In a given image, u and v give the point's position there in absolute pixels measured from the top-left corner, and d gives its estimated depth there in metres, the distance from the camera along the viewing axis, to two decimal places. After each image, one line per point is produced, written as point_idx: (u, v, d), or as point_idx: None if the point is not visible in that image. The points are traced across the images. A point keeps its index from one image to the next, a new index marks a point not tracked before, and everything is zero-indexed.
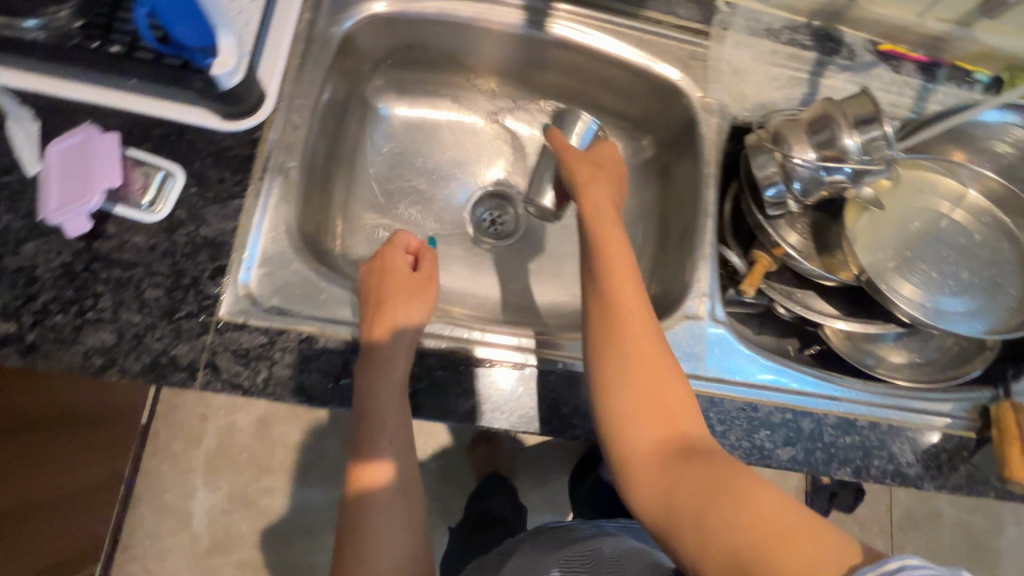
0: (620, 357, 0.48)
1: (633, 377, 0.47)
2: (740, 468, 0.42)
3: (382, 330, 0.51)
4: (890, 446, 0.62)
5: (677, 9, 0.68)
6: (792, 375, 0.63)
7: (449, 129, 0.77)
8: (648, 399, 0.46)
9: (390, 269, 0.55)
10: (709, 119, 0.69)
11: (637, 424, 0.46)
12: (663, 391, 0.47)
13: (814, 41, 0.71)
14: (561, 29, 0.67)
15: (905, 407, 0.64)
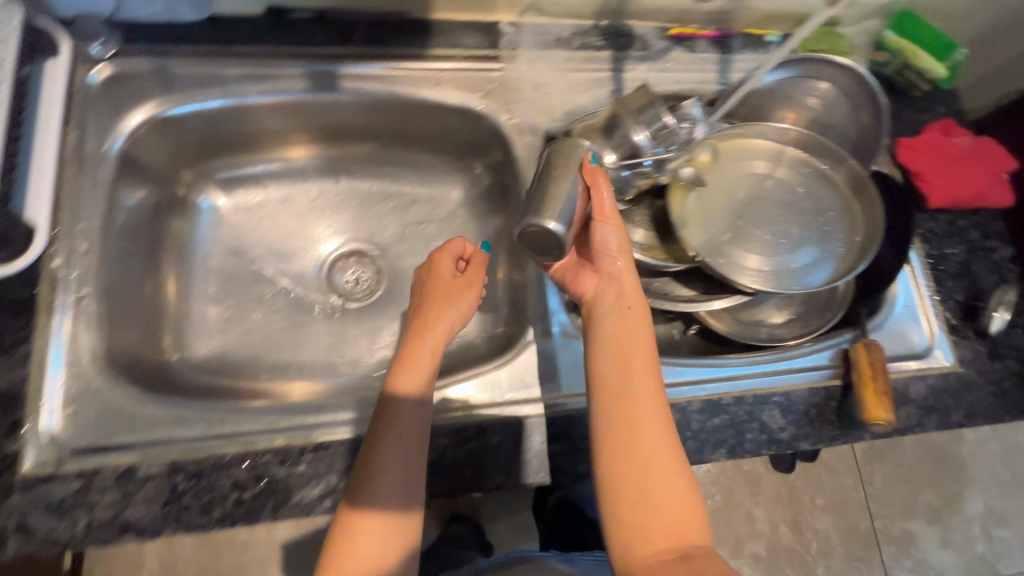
0: (628, 447, 0.47)
1: (639, 469, 0.47)
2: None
3: (414, 363, 0.55)
4: (761, 416, 0.62)
5: (462, 41, 0.69)
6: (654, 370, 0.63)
7: (277, 203, 0.77)
8: (657, 495, 0.46)
9: (439, 284, 0.59)
10: (521, 139, 0.70)
11: (640, 516, 0.45)
12: (670, 490, 0.46)
13: (607, 40, 0.72)
14: (352, 86, 0.67)
15: (770, 373, 0.64)
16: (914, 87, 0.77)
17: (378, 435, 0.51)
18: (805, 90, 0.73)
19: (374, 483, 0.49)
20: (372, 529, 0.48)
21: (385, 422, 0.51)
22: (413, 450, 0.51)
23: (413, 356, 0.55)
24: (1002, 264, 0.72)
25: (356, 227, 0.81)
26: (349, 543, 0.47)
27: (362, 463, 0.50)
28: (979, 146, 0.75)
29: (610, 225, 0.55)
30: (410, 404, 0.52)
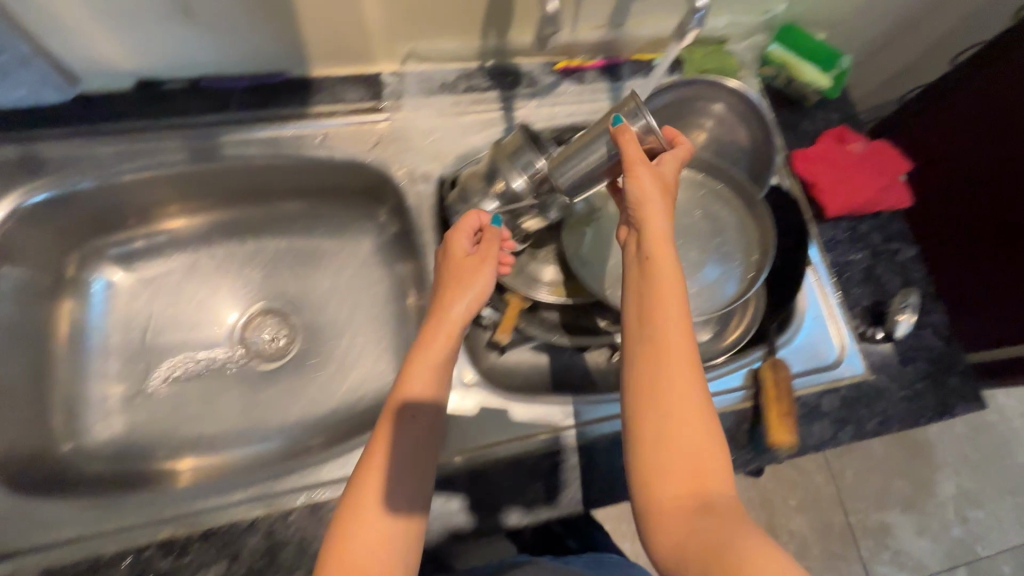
0: (648, 399, 0.43)
1: (659, 421, 0.42)
2: (764, 548, 0.36)
3: (431, 350, 0.52)
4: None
5: (343, 96, 0.69)
6: (560, 410, 0.64)
7: (178, 272, 0.76)
8: (679, 449, 0.41)
9: (457, 261, 0.55)
10: (414, 188, 0.69)
11: (660, 471, 0.41)
12: (693, 445, 0.41)
13: (493, 80, 0.72)
14: (231, 148, 0.66)
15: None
16: (806, 98, 0.78)
17: (396, 424, 0.49)
18: (700, 112, 0.74)
19: (387, 468, 0.47)
20: (374, 523, 0.44)
21: (395, 409, 0.50)
22: (420, 436, 0.50)
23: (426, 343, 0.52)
24: (905, 265, 0.73)
25: (266, 286, 0.79)
26: (356, 516, 0.44)
27: (372, 452, 0.48)
28: (873, 150, 0.76)
29: (644, 172, 0.51)
30: (418, 394, 0.50)
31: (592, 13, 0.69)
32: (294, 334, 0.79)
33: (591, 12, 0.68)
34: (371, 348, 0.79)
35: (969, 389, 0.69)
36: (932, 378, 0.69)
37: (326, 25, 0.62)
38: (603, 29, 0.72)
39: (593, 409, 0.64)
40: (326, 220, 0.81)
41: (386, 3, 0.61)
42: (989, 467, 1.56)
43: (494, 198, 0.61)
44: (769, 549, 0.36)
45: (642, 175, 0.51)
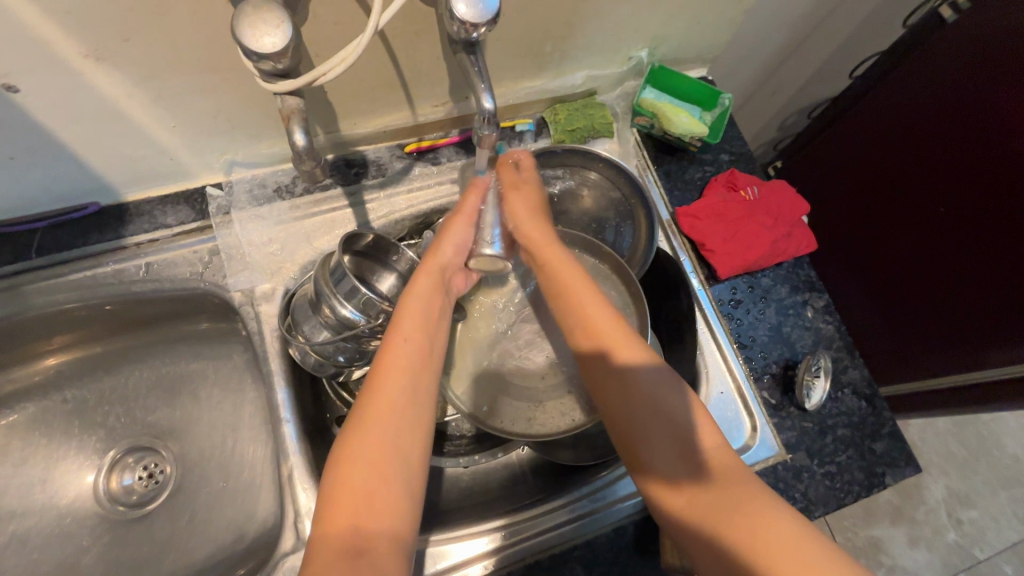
0: (610, 380, 0.48)
1: (627, 398, 0.47)
2: (763, 505, 0.40)
3: (423, 295, 0.51)
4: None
5: (164, 220, 0.62)
6: (488, 531, 0.58)
7: (21, 426, 0.69)
8: (659, 422, 0.46)
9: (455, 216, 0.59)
10: (255, 309, 0.62)
11: (655, 448, 0.45)
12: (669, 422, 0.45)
13: (334, 175, 0.65)
14: (42, 300, 0.60)
15: (608, 504, 0.60)
16: (690, 145, 0.71)
17: (389, 357, 0.46)
18: (574, 180, 0.68)
19: (381, 407, 0.43)
20: (372, 443, 0.41)
21: (395, 346, 0.47)
22: (415, 367, 0.46)
23: (413, 301, 0.50)
24: (814, 319, 0.67)
25: (126, 423, 0.72)
26: (338, 489, 0.40)
27: (368, 393, 0.44)
28: (765, 194, 0.69)
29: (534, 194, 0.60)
30: (403, 341, 0.47)
31: (428, 93, 0.62)
32: (161, 472, 0.71)
33: (426, 93, 0.62)
34: (244, 484, 0.70)
35: (898, 453, 0.62)
36: (856, 447, 0.62)
37: (116, 156, 0.55)
38: (446, 106, 0.65)
39: (528, 520, 0.59)
40: (187, 342, 0.73)
41: (178, 124, 0.54)
42: (976, 462, 1.49)
43: (326, 324, 0.55)
44: (768, 508, 0.40)
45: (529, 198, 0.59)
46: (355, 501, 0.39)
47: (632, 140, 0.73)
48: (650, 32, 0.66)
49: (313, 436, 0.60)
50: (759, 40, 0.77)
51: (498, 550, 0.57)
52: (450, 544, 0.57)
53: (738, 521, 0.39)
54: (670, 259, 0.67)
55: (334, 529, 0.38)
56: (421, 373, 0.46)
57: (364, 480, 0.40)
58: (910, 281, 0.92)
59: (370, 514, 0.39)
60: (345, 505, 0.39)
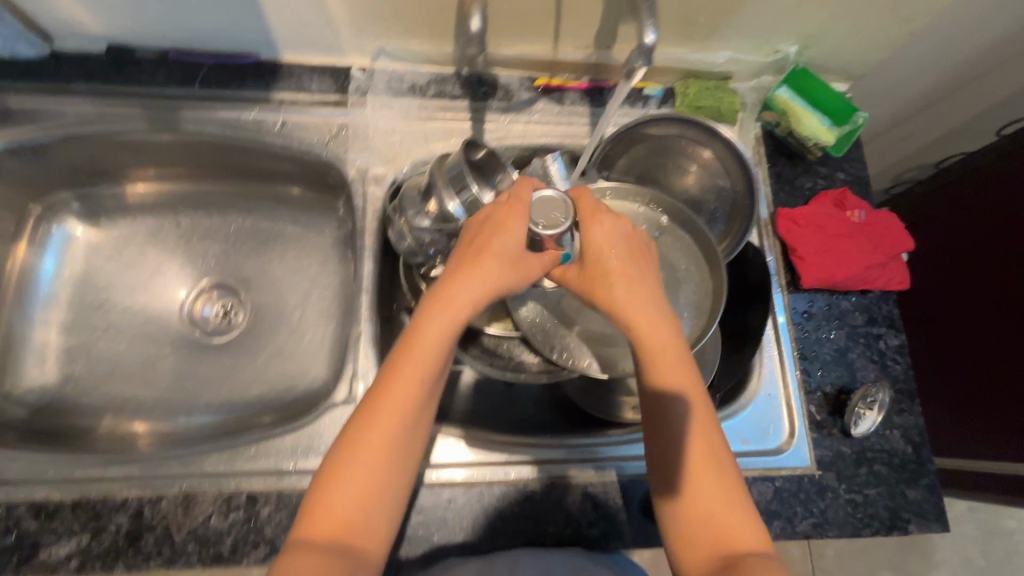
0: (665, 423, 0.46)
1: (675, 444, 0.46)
2: None
3: (452, 312, 0.45)
4: (566, 507, 0.59)
5: (308, 86, 0.68)
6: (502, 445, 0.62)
7: (138, 235, 0.78)
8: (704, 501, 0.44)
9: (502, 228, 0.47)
10: (365, 188, 0.67)
11: (691, 524, 0.44)
12: (712, 490, 0.44)
13: (465, 89, 0.69)
14: (193, 126, 0.67)
15: (619, 457, 0.62)
16: (810, 152, 0.71)
17: (393, 400, 0.43)
18: (689, 154, 0.69)
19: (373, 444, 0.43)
20: (360, 476, 0.42)
21: (402, 381, 0.44)
22: (416, 411, 0.44)
23: (436, 335, 0.45)
24: (884, 354, 0.66)
25: (223, 261, 0.80)
26: (338, 469, 0.42)
27: (366, 430, 0.43)
28: (872, 220, 0.68)
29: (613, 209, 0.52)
30: (417, 377, 0.44)
31: (574, 33, 0.65)
32: (241, 310, 0.79)
33: (573, 32, 0.64)
34: (307, 342, 0.77)
35: (931, 506, 0.61)
36: (889, 487, 0.61)
37: (291, 17, 0.61)
38: (588, 50, 0.67)
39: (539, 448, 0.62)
40: (288, 207, 0.80)
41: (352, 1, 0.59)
42: None
43: (429, 215, 0.59)
44: None
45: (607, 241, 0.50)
46: (346, 486, 0.42)
47: (753, 132, 0.73)
48: (807, 30, 0.66)
49: (385, 315, 0.66)
50: (911, 72, 0.75)
51: (511, 466, 0.61)
52: (473, 444, 0.62)
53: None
54: (757, 255, 0.68)
55: (326, 506, 0.41)
56: (420, 414, 0.45)
57: (353, 507, 0.42)
58: (993, 349, 0.87)
59: (354, 499, 0.42)
60: (338, 492, 0.42)
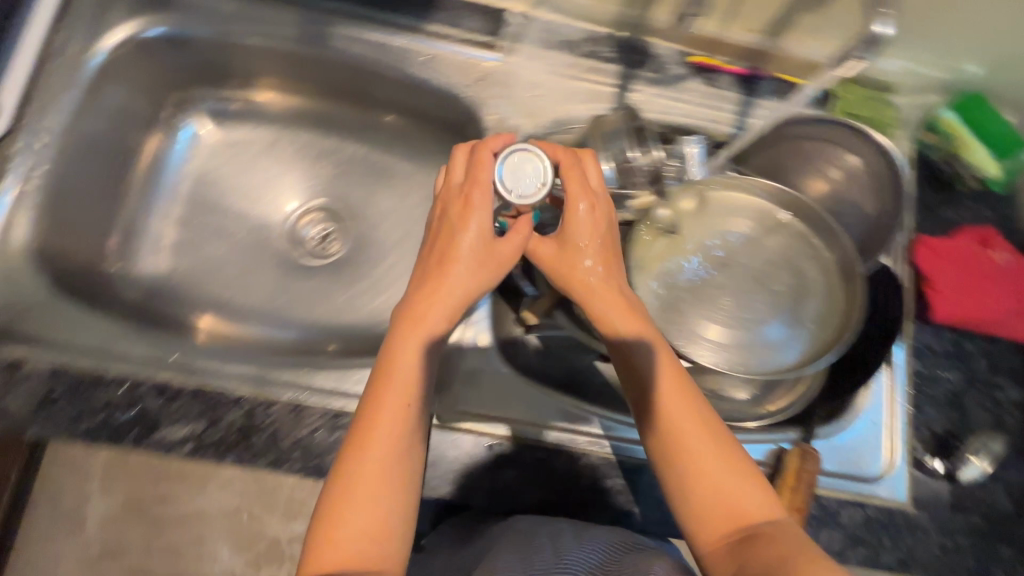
0: (651, 414, 0.46)
1: (667, 438, 0.45)
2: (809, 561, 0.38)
3: (421, 324, 0.46)
4: (597, 483, 0.58)
5: (462, 21, 0.65)
6: (598, 417, 0.60)
7: (257, 145, 0.78)
8: (710, 488, 0.43)
9: (465, 218, 0.48)
10: (499, 138, 0.66)
11: (702, 518, 0.43)
12: (715, 476, 0.44)
13: (618, 54, 0.67)
14: (341, 43, 0.66)
15: None
16: (964, 183, 0.68)
17: (367, 445, 0.42)
18: (828, 158, 0.65)
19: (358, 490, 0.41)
20: (362, 509, 0.40)
21: (383, 410, 0.43)
22: (404, 433, 0.43)
23: (401, 369, 0.44)
24: (1001, 406, 0.63)
25: (335, 187, 0.80)
26: (334, 511, 0.40)
27: (338, 484, 0.41)
28: (1020, 265, 0.64)
29: (589, 163, 0.51)
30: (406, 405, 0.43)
31: (751, 13, 0.62)
32: (342, 237, 0.79)
33: (750, 11, 0.62)
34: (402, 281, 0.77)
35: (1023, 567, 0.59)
36: (982, 538, 0.59)
37: None
38: (756, 34, 0.65)
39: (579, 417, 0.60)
40: (404, 143, 0.79)
41: None
42: None
43: None
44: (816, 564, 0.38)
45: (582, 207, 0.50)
46: (343, 522, 0.40)
47: (908, 151, 0.68)
48: None
49: None
50: None
51: (576, 434, 0.59)
52: (569, 409, 0.60)
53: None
54: (889, 280, 0.64)
55: (328, 550, 0.39)
56: (410, 439, 0.43)
57: (358, 547, 0.39)
58: None
59: (349, 537, 0.39)
60: (336, 532, 0.39)
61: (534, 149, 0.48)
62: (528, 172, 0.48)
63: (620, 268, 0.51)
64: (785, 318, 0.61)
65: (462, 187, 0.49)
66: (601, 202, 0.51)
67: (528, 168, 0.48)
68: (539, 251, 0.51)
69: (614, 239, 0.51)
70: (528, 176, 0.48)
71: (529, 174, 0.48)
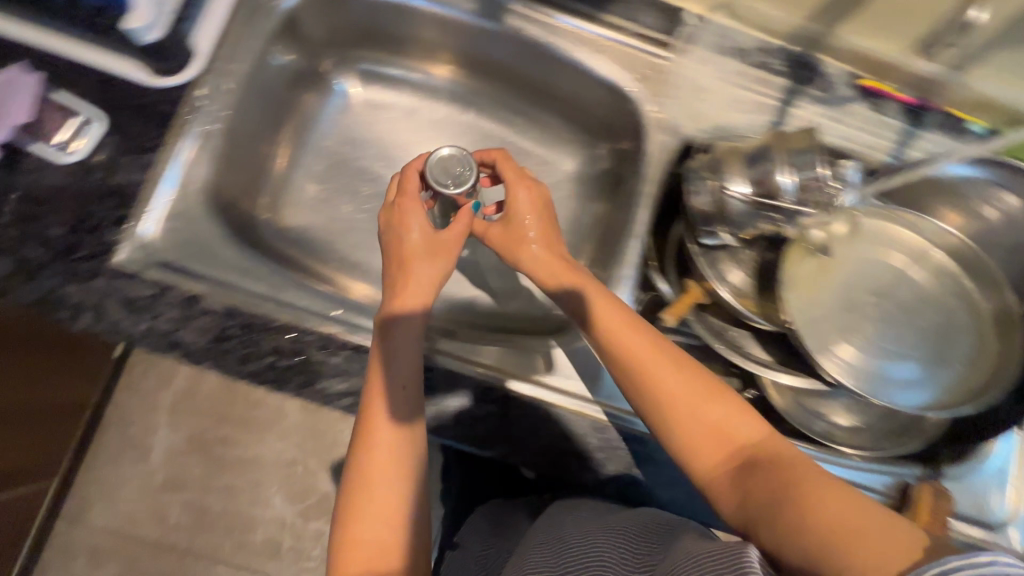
0: (634, 379, 0.50)
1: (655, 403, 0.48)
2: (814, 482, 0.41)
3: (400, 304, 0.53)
4: None
5: (640, 17, 0.66)
6: None
7: (396, 107, 0.78)
8: (704, 442, 0.46)
9: (405, 215, 0.57)
10: (657, 136, 0.66)
11: (707, 471, 0.46)
12: (701, 427, 0.47)
13: (789, 67, 0.66)
14: (516, 24, 0.66)
15: None
16: None
17: (372, 445, 0.46)
18: (987, 196, 0.64)
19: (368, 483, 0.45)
20: (377, 497, 0.44)
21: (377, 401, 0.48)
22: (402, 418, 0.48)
23: (377, 369, 0.49)
24: None
25: None
26: (353, 509, 0.44)
27: (353, 475, 0.45)
28: None
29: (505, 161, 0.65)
30: (400, 386, 0.49)
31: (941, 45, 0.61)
32: None
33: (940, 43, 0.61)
34: None
35: None
36: None
37: None
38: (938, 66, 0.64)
39: None
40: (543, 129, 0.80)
41: None
42: None
43: (749, 182, 0.57)
44: (819, 482, 0.41)
45: (524, 193, 0.62)
46: (361, 516, 0.44)
47: None
48: None
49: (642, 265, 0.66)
50: None
51: None
52: None
53: (826, 522, 0.38)
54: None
55: (353, 543, 0.43)
56: (411, 426, 0.48)
57: (377, 535, 0.43)
58: None
59: (366, 528, 0.44)
60: (353, 528, 0.44)
61: (444, 149, 0.61)
62: (448, 164, 0.61)
63: (560, 242, 0.62)
64: (923, 361, 0.61)
65: (396, 199, 0.58)
66: (528, 196, 0.62)
67: (445, 159, 0.60)
68: (507, 245, 0.61)
69: (552, 225, 0.62)
70: (452, 170, 0.61)
71: (455, 166, 0.61)
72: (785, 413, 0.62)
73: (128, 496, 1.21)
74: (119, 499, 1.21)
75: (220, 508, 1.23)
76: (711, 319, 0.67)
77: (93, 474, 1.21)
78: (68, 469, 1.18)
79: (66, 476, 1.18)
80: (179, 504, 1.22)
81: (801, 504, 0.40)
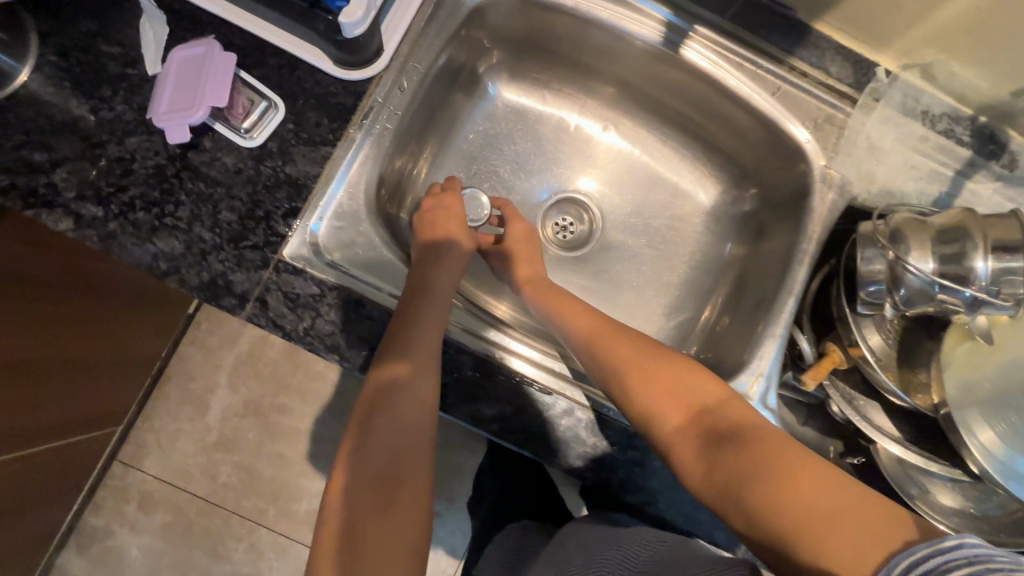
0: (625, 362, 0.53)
1: (646, 385, 0.51)
2: (800, 472, 0.43)
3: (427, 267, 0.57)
4: None
5: (828, 66, 0.63)
6: None
7: (545, 123, 0.77)
8: (688, 427, 0.49)
9: (444, 204, 0.64)
10: (825, 193, 0.63)
11: (689, 452, 0.48)
12: (683, 410, 0.49)
13: (974, 139, 0.63)
14: (694, 55, 0.64)
15: None
16: None
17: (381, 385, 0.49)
18: None
19: (374, 409, 0.48)
20: (379, 429, 0.47)
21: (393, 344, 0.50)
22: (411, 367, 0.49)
23: (409, 315, 0.51)
24: None
25: (609, 185, 0.79)
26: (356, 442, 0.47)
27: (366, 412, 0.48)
28: None
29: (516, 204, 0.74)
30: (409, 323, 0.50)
31: None
32: (594, 235, 0.78)
33: None
34: (648, 297, 0.76)
35: None
36: None
37: None
38: None
39: None
40: (684, 159, 0.77)
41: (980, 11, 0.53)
42: None
43: (937, 261, 0.54)
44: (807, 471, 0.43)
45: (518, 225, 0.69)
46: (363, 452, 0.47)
47: None
48: None
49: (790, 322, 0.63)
50: None
51: None
52: None
53: (808, 505, 0.40)
54: None
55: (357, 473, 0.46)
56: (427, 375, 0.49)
57: (373, 469, 0.46)
58: None
59: (365, 462, 0.46)
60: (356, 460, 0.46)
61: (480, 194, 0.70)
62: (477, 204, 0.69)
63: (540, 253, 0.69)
64: None
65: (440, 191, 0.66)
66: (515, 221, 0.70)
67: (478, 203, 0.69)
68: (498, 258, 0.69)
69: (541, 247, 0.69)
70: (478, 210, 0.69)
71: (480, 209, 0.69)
72: (888, 476, 0.60)
73: (183, 449, 1.20)
74: (174, 451, 1.19)
75: (270, 474, 1.20)
76: (843, 384, 0.64)
77: (152, 424, 1.20)
78: (129, 416, 1.18)
79: (127, 422, 1.18)
80: (231, 465, 1.20)
81: (777, 477, 0.43)
